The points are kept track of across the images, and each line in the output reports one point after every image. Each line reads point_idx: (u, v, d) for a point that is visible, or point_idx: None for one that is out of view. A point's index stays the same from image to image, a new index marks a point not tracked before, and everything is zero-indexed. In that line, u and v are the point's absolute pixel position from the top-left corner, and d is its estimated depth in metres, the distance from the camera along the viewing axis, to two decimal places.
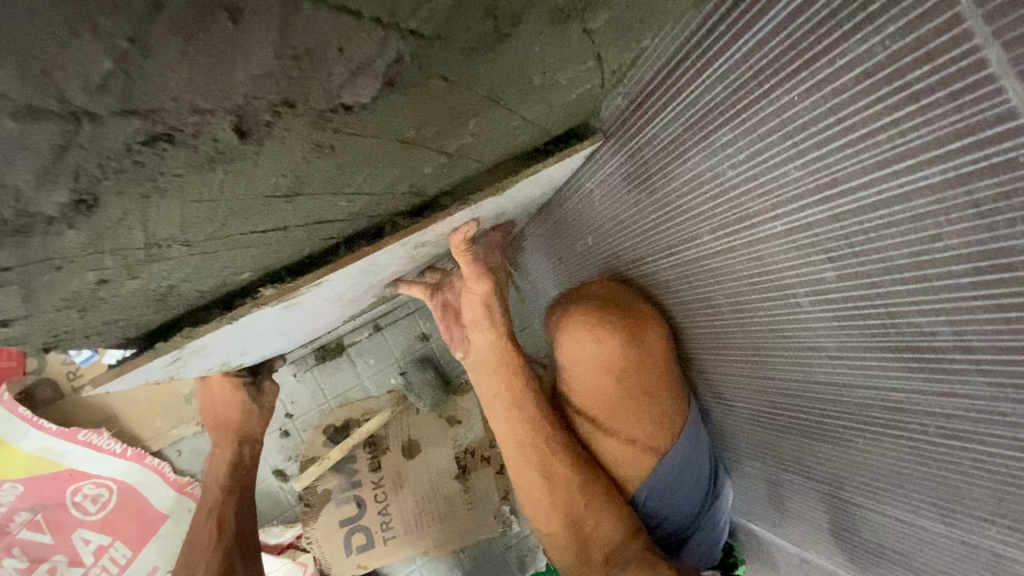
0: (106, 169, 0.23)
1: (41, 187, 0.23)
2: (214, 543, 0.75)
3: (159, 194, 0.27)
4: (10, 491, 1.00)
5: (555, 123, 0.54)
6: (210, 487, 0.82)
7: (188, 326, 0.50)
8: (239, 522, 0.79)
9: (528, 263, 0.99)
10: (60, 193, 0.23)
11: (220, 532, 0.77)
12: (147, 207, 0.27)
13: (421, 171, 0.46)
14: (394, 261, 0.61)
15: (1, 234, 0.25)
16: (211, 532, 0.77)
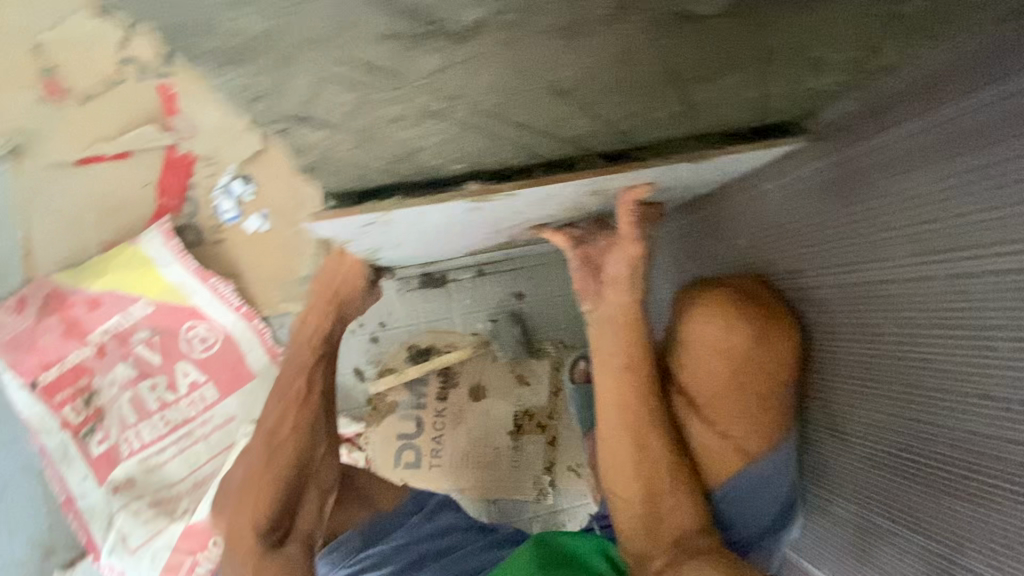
0: None
1: None
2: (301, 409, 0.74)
3: None
4: (141, 309, 1.13)
5: (778, 107, 0.54)
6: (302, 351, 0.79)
7: (395, 197, 0.53)
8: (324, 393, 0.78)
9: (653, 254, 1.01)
10: None
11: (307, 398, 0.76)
12: None
13: (651, 115, 0.48)
14: (567, 198, 0.64)
15: None
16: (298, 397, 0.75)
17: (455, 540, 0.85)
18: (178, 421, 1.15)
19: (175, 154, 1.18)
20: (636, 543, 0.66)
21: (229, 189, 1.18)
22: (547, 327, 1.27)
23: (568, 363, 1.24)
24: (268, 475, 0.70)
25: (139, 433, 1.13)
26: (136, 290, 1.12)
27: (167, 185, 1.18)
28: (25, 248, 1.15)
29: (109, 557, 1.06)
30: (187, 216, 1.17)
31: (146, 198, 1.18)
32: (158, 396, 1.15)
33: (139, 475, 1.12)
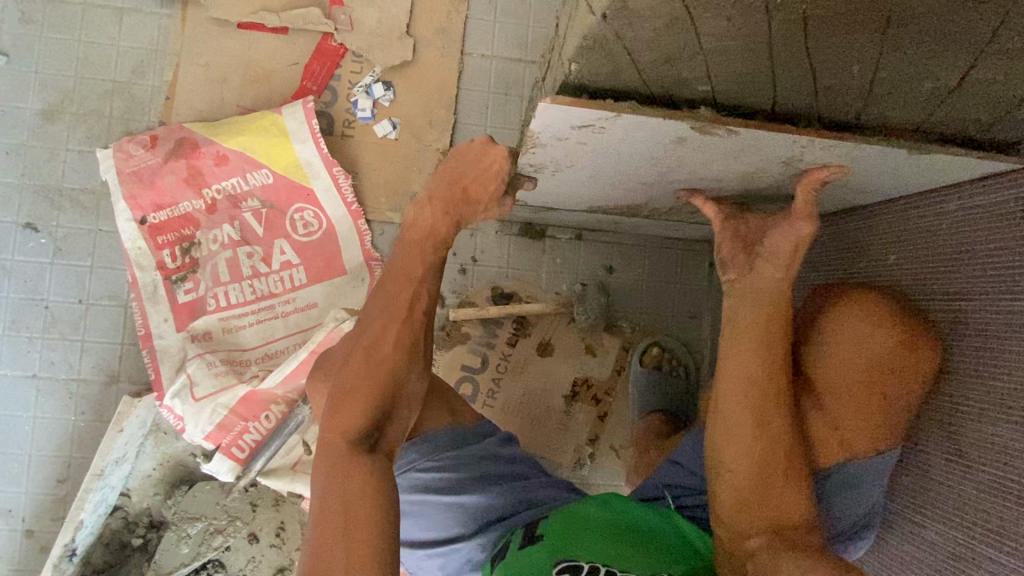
0: None
1: None
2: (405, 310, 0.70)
3: None
4: (262, 179, 1.17)
5: (1016, 122, 0.55)
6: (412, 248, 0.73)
7: (630, 102, 0.54)
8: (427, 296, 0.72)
9: None
10: None
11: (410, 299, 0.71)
12: None
13: (916, 86, 0.49)
14: (759, 161, 0.65)
15: None
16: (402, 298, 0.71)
17: (524, 469, 0.83)
18: (265, 293, 1.18)
19: (327, 43, 1.21)
20: (735, 514, 0.67)
21: (369, 90, 1.21)
22: (628, 307, 1.29)
23: (641, 346, 1.26)
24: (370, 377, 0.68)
25: (226, 294, 1.17)
26: (264, 158, 1.15)
27: (312, 69, 1.21)
28: (168, 92, 1.18)
29: (172, 400, 1.08)
30: (325, 104, 1.20)
31: (290, 76, 1.21)
32: (252, 265, 1.18)
33: (217, 330, 1.16)
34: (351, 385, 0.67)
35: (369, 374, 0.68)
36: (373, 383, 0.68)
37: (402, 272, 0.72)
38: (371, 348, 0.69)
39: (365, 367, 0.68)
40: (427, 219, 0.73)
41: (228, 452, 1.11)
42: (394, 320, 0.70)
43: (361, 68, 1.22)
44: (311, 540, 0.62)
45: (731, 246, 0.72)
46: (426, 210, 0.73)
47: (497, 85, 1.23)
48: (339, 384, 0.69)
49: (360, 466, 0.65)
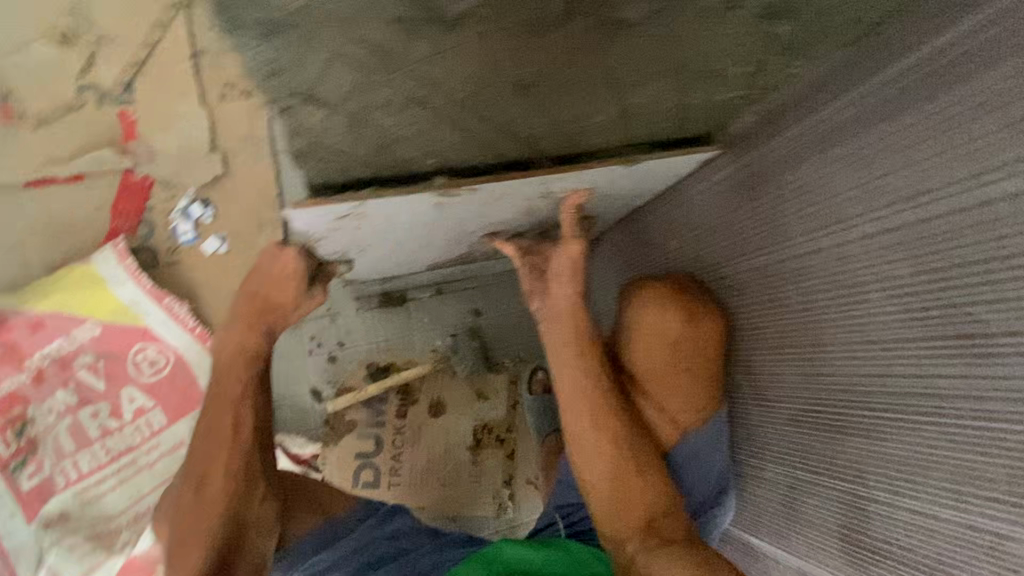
0: None
1: None
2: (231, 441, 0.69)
3: None
4: (88, 332, 1.10)
5: (693, 121, 0.66)
6: (223, 374, 0.72)
7: (371, 188, 0.59)
8: (257, 418, 0.72)
9: (599, 267, 1.10)
10: None
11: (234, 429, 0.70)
12: None
13: (594, 115, 0.57)
14: (521, 199, 0.72)
15: None
16: (224, 431, 0.69)
17: (408, 543, 0.79)
18: (122, 449, 1.10)
19: (129, 179, 1.18)
20: (610, 521, 0.71)
21: (186, 212, 1.18)
22: (505, 343, 1.34)
23: (526, 375, 1.28)
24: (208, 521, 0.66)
25: (77, 463, 1.07)
26: (84, 310, 1.09)
27: (119, 207, 1.18)
28: None
29: None
30: (142, 239, 1.18)
31: (97, 221, 1.17)
32: (100, 424, 1.10)
33: (76, 507, 1.06)
34: (189, 531, 0.65)
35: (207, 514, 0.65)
36: (213, 526, 0.66)
37: (225, 394, 0.71)
38: (201, 488, 0.67)
39: (199, 511, 0.66)
40: (238, 337, 0.73)
41: None
42: (227, 448, 0.69)
43: (172, 193, 1.20)
44: None
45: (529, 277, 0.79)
46: (233, 327, 0.74)
47: None
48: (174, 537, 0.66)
49: None
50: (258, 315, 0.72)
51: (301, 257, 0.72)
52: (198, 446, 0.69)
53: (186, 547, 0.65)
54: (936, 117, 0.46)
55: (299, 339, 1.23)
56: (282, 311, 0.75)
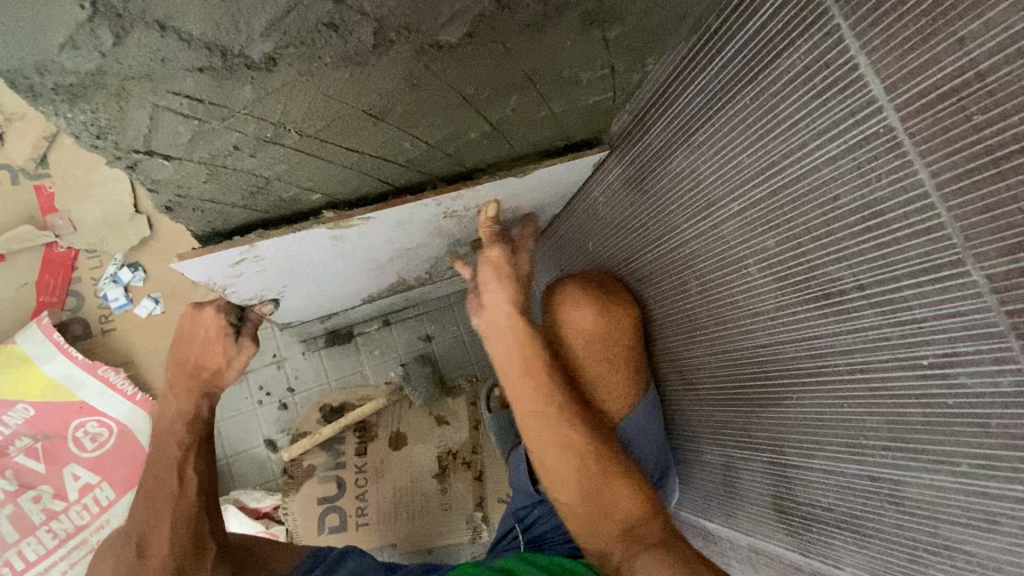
0: (292, 35, 0.35)
1: (256, 43, 0.35)
2: (175, 501, 0.66)
3: (307, 74, 0.39)
4: (22, 414, 1.07)
5: (573, 126, 0.69)
6: (163, 436, 0.71)
7: (259, 231, 0.60)
8: (199, 474, 0.69)
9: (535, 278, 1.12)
10: (263, 49, 0.35)
11: (178, 488, 0.67)
12: (295, 82, 0.39)
13: (469, 135, 0.60)
14: (424, 223, 0.74)
15: (217, 67, 0.36)
16: (167, 492, 0.66)
17: None
18: (70, 531, 1.06)
19: (54, 251, 1.17)
20: (590, 533, 0.68)
21: (116, 278, 1.17)
22: (458, 365, 1.34)
23: (484, 393, 1.27)
24: None
25: (23, 552, 1.03)
26: (15, 392, 1.06)
27: (45, 282, 1.16)
28: None
29: None
30: (72, 311, 1.16)
31: (24, 299, 1.15)
32: (43, 507, 1.06)
33: None
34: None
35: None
36: None
37: (161, 456, 0.69)
38: (140, 556, 0.62)
39: None
40: (172, 400, 0.73)
41: None
42: (168, 513, 0.65)
43: (99, 261, 1.18)
44: None
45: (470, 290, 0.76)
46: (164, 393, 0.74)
47: None
48: None
49: None
50: (188, 379, 0.74)
51: (223, 313, 0.76)
52: (138, 516, 0.66)
53: None
54: (755, 98, 0.49)
55: (250, 391, 1.23)
56: (215, 372, 0.76)
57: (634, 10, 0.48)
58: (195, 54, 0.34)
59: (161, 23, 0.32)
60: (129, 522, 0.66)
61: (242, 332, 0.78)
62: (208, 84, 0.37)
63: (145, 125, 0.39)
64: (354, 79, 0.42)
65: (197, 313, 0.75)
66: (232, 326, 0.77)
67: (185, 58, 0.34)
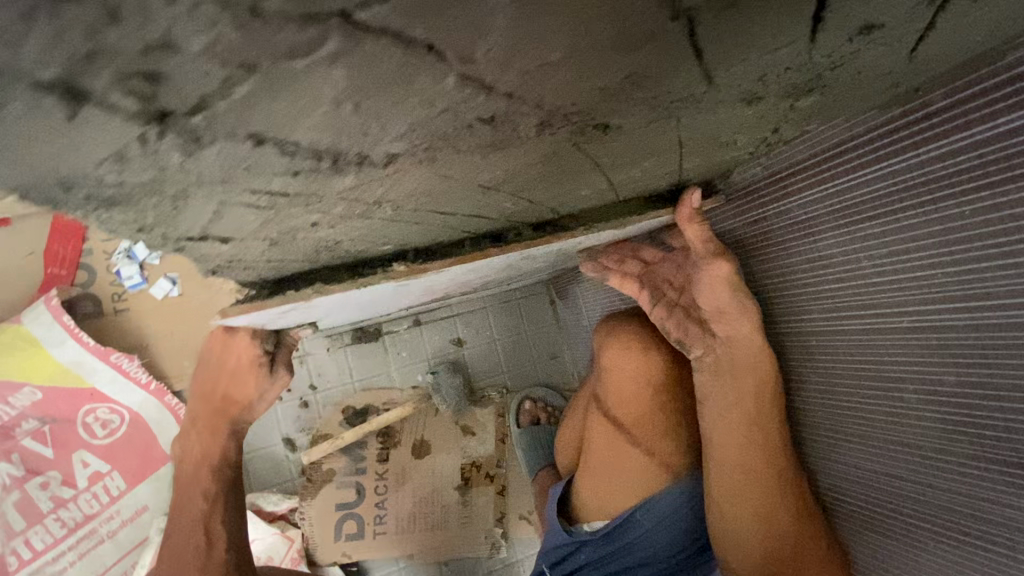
0: (429, 130, 0.27)
1: (387, 140, 0.26)
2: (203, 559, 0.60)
3: (427, 153, 0.29)
4: (28, 396, 0.99)
5: (691, 174, 0.57)
6: (188, 485, 0.64)
7: (317, 283, 0.52)
8: (229, 529, 0.63)
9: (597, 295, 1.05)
10: (390, 147, 0.27)
11: (206, 543, 0.61)
12: (410, 167, 0.30)
13: (579, 191, 0.48)
14: (496, 267, 0.63)
15: (320, 168, 0.28)
16: (197, 545, 0.61)
17: None
18: (80, 520, 1.01)
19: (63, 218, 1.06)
20: None
21: (130, 254, 1.07)
22: (488, 375, 1.26)
23: (513, 407, 1.23)
24: None
25: (30, 542, 0.98)
26: (17, 376, 0.98)
27: (53, 253, 1.06)
28: None
29: None
30: (81, 286, 1.06)
31: (30, 270, 1.05)
32: (52, 495, 1.01)
33: None
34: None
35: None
36: None
37: (185, 514, 0.63)
38: None
39: None
40: (197, 448, 0.65)
41: None
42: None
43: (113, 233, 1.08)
44: None
45: (673, 322, 0.63)
46: (192, 433, 0.66)
47: None
48: None
49: None
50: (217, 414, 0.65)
51: (258, 340, 0.65)
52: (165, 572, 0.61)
53: None
54: (984, 217, 0.37)
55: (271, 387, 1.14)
56: (245, 406, 0.66)
57: (850, 80, 0.36)
58: (297, 161, 0.26)
59: (255, 137, 0.24)
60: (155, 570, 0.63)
61: (276, 359, 0.68)
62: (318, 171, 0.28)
63: (209, 210, 0.30)
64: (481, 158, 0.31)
65: (231, 336, 0.64)
66: (268, 354, 0.67)
67: (280, 163, 0.26)
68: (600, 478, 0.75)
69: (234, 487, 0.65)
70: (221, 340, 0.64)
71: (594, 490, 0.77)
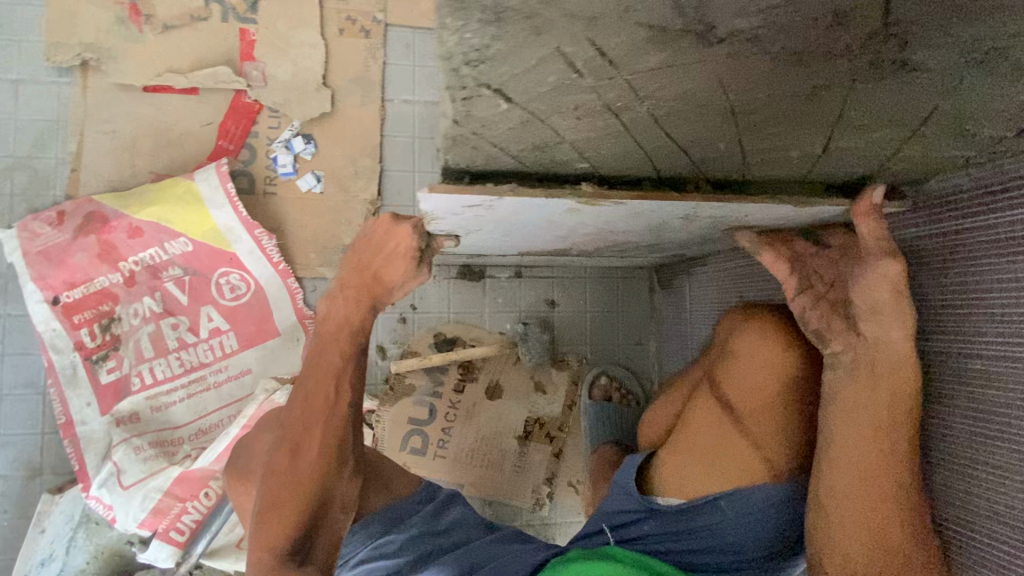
0: (783, 16, 0.29)
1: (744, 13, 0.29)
2: (330, 409, 0.67)
3: (744, 48, 0.31)
4: (181, 246, 1.12)
5: (887, 171, 0.55)
6: (328, 344, 0.70)
7: (513, 184, 0.53)
8: (352, 390, 0.69)
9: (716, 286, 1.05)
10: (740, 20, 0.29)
11: (335, 397, 0.68)
12: (720, 58, 0.32)
13: (787, 152, 0.49)
14: (658, 218, 0.64)
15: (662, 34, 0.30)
16: (325, 397, 0.68)
17: (464, 535, 0.81)
18: (194, 364, 1.13)
19: (241, 99, 1.18)
20: None
21: (289, 144, 1.18)
22: (573, 341, 1.28)
23: (588, 378, 1.25)
24: (297, 490, 0.64)
25: (153, 370, 1.11)
26: (178, 225, 1.11)
27: (227, 128, 1.17)
28: (73, 163, 1.13)
29: (99, 490, 1.03)
30: (243, 163, 1.17)
31: (205, 137, 1.17)
32: (178, 336, 1.13)
33: (145, 410, 1.10)
34: (276, 501, 0.63)
35: (296, 487, 0.64)
36: (301, 492, 0.64)
37: (323, 364, 0.69)
38: (295, 449, 0.65)
39: (291, 480, 0.64)
40: (341, 315, 0.70)
41: (166, 536, 1.06)
42: (322, 424, 0.66)
43: (279, 123, 1.19)
44: None
45: (816, 314, 0.60)
46: (339, 301, 0.71)
47: (420, 130, 1.23)
48: (264, 497, 0.64)
49: None
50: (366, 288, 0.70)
51: (417, 233, 0.69)
52: (295, 412, 0.67)
53: (281, 500, 0.63)
54: None
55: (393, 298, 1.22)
56: (389, 289, 0.72)
57: None
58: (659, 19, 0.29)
59: None
60: (282, 410, 0.69)
61: (424, 256, 0.72)
62: (635, 44, 0.30)
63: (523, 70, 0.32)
64: (777, 69, 0.33)
65: (396, 223, 0.68)
66: (419, 251, 0.71)
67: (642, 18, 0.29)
68: (693, 454, 0.78)
69: (361, 357, 0.71)
70: (389, 224, 0.69)
71: (681, 460, 0.80)
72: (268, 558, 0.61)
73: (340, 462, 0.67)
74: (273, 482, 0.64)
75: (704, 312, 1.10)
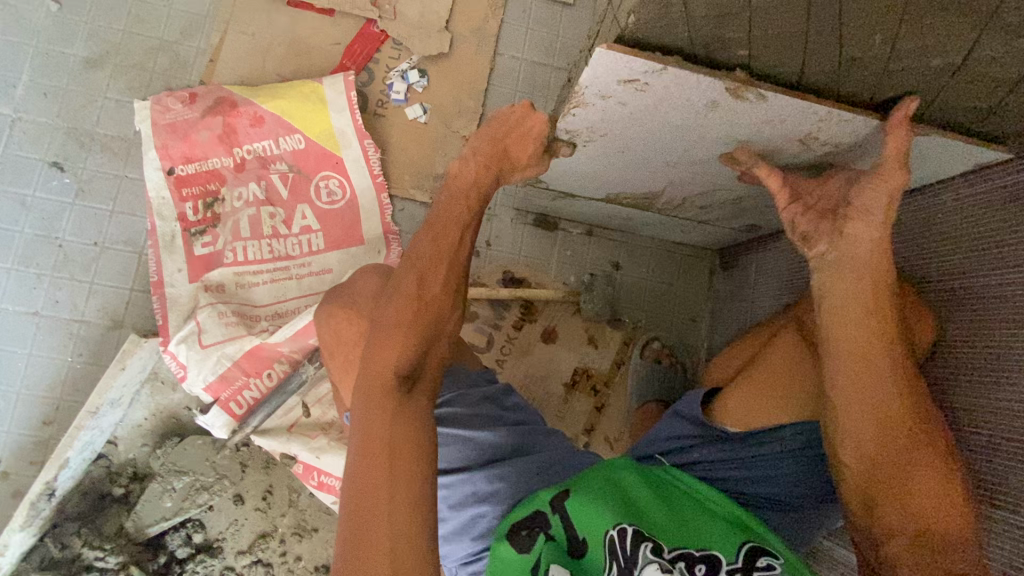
0: None
1: None
2: (453, 252, 0.72)
3: None
4: (294, 143, 1.21)
5: (1004, 113, 0.63)
6: (451, 198, 0.75)
7: (680, 58, 0.60)
8: (468, 243, 0.74)
9: (784, 261, 1.11)
10: None
11: (456, 244, 0.73)
12: None
13: (931, 59, 0.57)
14: (779, 136, 0.71)
15: None
16: (449, 240, 0.72)
17: (527, 417, 0.87)
18: (281, 254, 1.19)
19: (370, 28, 1.29)
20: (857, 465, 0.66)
21: (405, 75, 1.28)
22: (631, 304, 1.32)
23: (641, 340, 1.29)
24: (416, 323, 0.69)
25: (244, 250, 1.18)
26: (297, 123, 1.21)
27: (353, 50, 1.28)
28: (212, 55, 1.23)
29: (177, 346, 1.08)
30: (361, 83, 1.27)
31: (332, 55, 1.27)
32: (273, 225, 1.20)
33: (231, 284, 1.16)
34: (397, 321, 0.69)
35: (418, 312, 0.69)
36: (421, 323, 0.69)
37: (450, 213, 0.74)
38: (421, 278, 0.71)
39: (416, 309, 0.69)
40: (472, 171, 0.75)
41: (225, 406, 1.11)
42: (444, 259, 0.72)
43: (400, 55, 1.29)
44: (356, 465, 0.64)
45: (805, 220, 0.69)
46: (470, 163, 0.76)
47: (524, 84, 1.32)
48: (387, 319, 0.70)
49: (400, 401, 0.66)
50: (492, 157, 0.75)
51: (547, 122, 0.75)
52: (420, 254, 0.72)
53: (398, 329, 0.69)
54: None
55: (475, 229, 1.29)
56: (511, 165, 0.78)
57: None
58: None
59: None
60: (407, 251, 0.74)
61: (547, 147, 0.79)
62: None
63: None
64: None
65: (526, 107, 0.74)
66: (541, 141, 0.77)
67: None
68: (759, 382, 0.82)
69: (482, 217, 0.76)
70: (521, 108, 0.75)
71: (745, 396, 0.84)
72: (385, 369, 0.67)
73: (454, 299, 0.72)
74: (396, 312, 0.70)
75: (768, 287, 1.15)
